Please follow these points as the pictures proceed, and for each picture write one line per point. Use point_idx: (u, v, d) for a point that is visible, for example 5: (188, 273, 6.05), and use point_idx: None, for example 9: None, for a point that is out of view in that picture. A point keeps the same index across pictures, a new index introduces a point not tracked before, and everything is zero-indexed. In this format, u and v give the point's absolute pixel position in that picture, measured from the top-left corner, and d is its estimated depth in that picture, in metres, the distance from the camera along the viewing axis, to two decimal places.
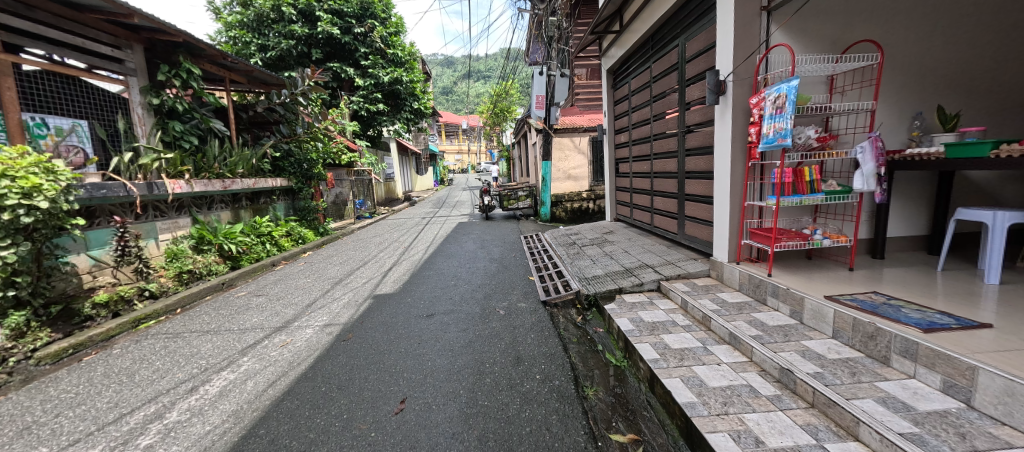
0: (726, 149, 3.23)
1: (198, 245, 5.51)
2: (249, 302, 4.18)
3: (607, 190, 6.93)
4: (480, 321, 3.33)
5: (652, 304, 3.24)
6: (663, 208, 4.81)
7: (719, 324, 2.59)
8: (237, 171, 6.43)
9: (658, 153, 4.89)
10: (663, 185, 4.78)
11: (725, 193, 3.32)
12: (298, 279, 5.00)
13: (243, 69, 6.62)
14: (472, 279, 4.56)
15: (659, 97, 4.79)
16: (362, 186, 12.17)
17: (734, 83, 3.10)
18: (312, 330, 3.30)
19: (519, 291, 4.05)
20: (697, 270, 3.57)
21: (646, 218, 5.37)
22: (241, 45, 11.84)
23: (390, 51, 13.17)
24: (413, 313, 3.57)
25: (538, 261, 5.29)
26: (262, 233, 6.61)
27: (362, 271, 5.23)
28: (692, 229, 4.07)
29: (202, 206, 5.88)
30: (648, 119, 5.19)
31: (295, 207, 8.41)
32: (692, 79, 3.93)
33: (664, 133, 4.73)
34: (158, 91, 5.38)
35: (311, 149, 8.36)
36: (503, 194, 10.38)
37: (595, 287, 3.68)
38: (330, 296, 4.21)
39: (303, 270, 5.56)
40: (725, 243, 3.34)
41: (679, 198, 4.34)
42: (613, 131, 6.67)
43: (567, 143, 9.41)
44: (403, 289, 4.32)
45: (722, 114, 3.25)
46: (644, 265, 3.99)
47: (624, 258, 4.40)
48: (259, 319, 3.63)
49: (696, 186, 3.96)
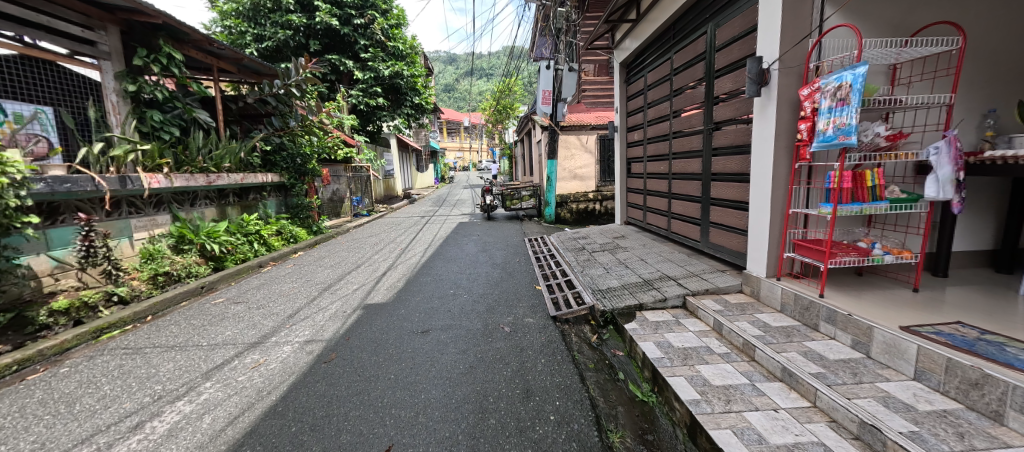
0: (768, 149, 2.81)
1: (178, 245, 5.12)
2: (225, 311, 3.76)
3: (617, 191, 6.51)
4: (482, 340, 2.92)
5: (679, 325, 2.83)
6: (683, 212, 4.39)
7: (767, 356, 2.18)
8: (223, 166, 6.03)
9: (679, 152, 4.46)
10: (683, 187, 4.36)
11: (765, 199, 2.90)
12: (283, 284, 4.59)
13: (232, 56, 6.20)
14: (473, 288, 4.14)
15: (681, 90, 4.38)
16: (359, 183, 11.75)
17: (780, 72, 2.68)
18: (290, 349, 2.88)
19: (525, 304, 3.64)
20: (728, 285, 3.15)
21: (663, 222, 4.97)
22: (236, 35, 11.44)
23: (390, 44, 12.77)
24: (407, 329, 3.16)
25: (544, 268, 4.88)
26: (249, 232, 6.21)
27: (354, 276, 4.82)
28: (719, 238, 3.66)
29: (184, 202, 5.49)
30: (667, 115, 4.77)
31: (287, 205, 8.02)
32: (724, 69, 3.51)
33: (685, 130, 4.31)
34: (135, 77, 4.90)
35: (304, 144, 7.94)
36: (507, 193, 9.93)
37: (611, 301, 3.27)
38: (316, 305, 3.80)
39: (291, 273, 5.14)
40: (764, 256, 2.92)
41: (703, 202, 3.93)
42: (625, 128, 6.25)
43: (575, 141, 8.94)
44: (396, 298, 3.91)
45: (764, 107, 2.83)
46: (665, 277, 3.58)
47: (641, 268, 3.98)
48: (233, 333, 3.22)
49: (725, 189, 3.54)
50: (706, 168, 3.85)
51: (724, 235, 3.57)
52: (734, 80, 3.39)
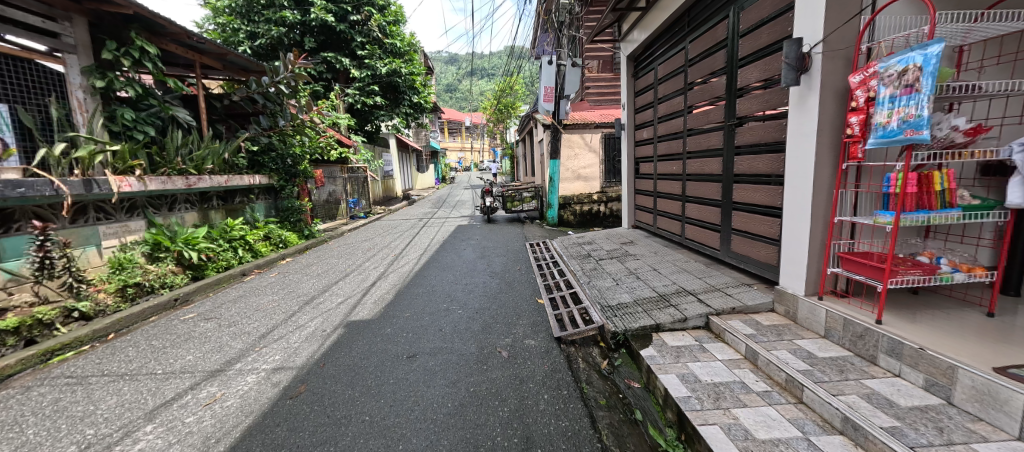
0: (808, 146, 2.41)
1: (153, 253, 4.76)
2: (193, 329, 3.39)
3: (624, 193, 6.10)
4: (476, 368, 2.53)
5: (704, 351, 2.43)
6: (699, 217, 4.00)
7: (821, 399, 1.77)
8: (204, 168, 5.67)
9: (694, 150, 4.06)
10: (700, 190, 3.95)
11: (804, 205, 2.49)
12: (262, 296, 4.20)
13: (215, 51, 5.86)
14: (469, 302, 3.75)
15: (697, 83, 3.97)
16: (355, 185, 11.38)
17: (824, 55, 2.28)
18: (253, 379, 2.49)
19: (526, 321, 3.26)
20: (757, 303, 2.76)
21: (676, 228, 4.55)
22: (228, 32, 11.12)
23: (388, 41, 12.41)
24: (391, 353, 2.77)
25: (547, 277, 4.49)
26: (233, 237, 5.84)
27: (340, 286, 4.45)
28: (744, 247, 3.26)
29: (161, 206, 5.13)
30: (680, 111, 4.36)
31: (277, 208, 7.66)
32: (750, 57, 3.10)
33: (702, 127, 3.90)
34: (105, 71, 4.54)
35: (295, 144, 7.47)
36: (508, 194, 9.47)
37: (624, 321, 2.88)
38: (293, 323, 3.41)
39: (273, 283, 4.77)
40: (803, 270, 2.52)
41: (724, 207, 3.52)
42: (632, 126, 5.85)
43: (578, 140, 8.54)
44: (383, 314, 3.52)
45: (803, 98, 2.43)
46: (682, 292, 3.19)
47: (654, 280, 3.59)
48: (194, 358, 2.83)
49: (751, 193, 3.14)
50: (727, 168, 3.45)
51: (750, 244, 3.17)
52: (763, 69, 2.98)
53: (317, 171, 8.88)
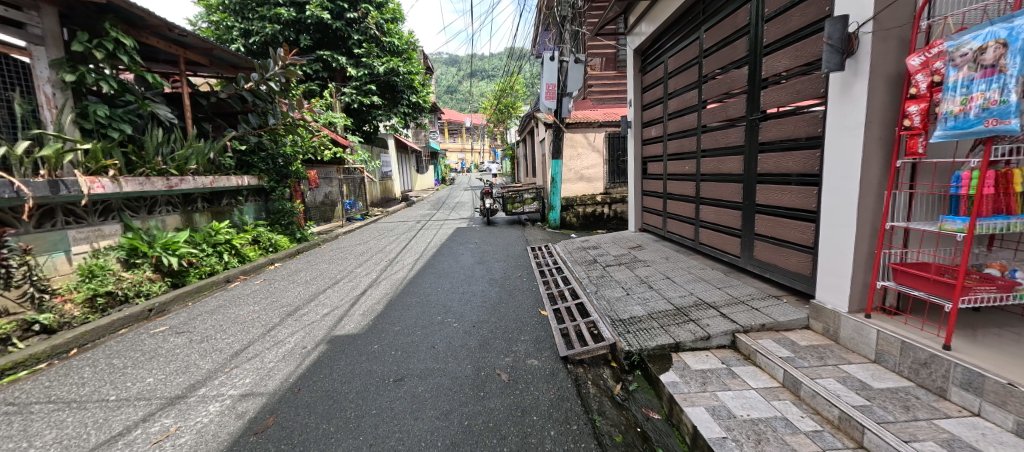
0: (855, 141, 2.08)
1: (129, 259, 4.46)
2: (161, 345, 3.08)
3: (631, 194, 5.78)
4: (471, 395, 2.21)
5: (734, 376, 2.12)
6: (716, 221, 3.67)
7: (890, 446, 1.45)
8: (187, 168, 5.36)
9: (710, 149, 3.74)
10: (717, 191, 3.63)
11: (847, 209, 2.17)
12: (243, 307, 3.88)
13: (200, 46, 5.57)
14: (466, 313, 3.44)
15: (714, 75, 3.65)
16: (352, 186, 11.06)
17: (875, 35, 1.96)
18: (216, 409, 2.17)
19: (529, 337, 2.94)
20: (790, 320, 2.44)
21: (689, 232, 4.23)
22: (222, 30, 10.87)
23: (385, 39, 12.11)
24: (376, 375, 2.46)
25: (550, 285, 4.18)
26: (218, 242, 5.53)
27: (328, 295, 4.14)
28: (770, 254, 2.94)
29: (139, 209, 4.82)
30: (694, 106, 4.04)
31: (268, 210, 7.36)
32: (779, 44, 2.78)
33: (719, 122, 3.58)
34: (76, 65, 4.24)
35: (285, 143, 7.25)
36: (508, 196, 9.13)
37: (639, 338, 2.56)
38: (272, 338, 3.10)
39: (257, 291, 4.45)
40: (846, 284, 2.20)
41: (746, 210, 3.21)
42: (639, 124, 5.54)
43: (580, 140, 8.23)
44: (371, 328, 3.21)
45: (848, 86, 2.11)
46: (702, 304, 2.88)
47: (668, 290, 3.27)
48: (155, 381, 2.52)
49: (778, 195, 2.83)
50: (750, 167, 3.13)
51: (778, 252, 2.85)
52: (793, 56, 2.66)
53: (311, 172, 8.59)
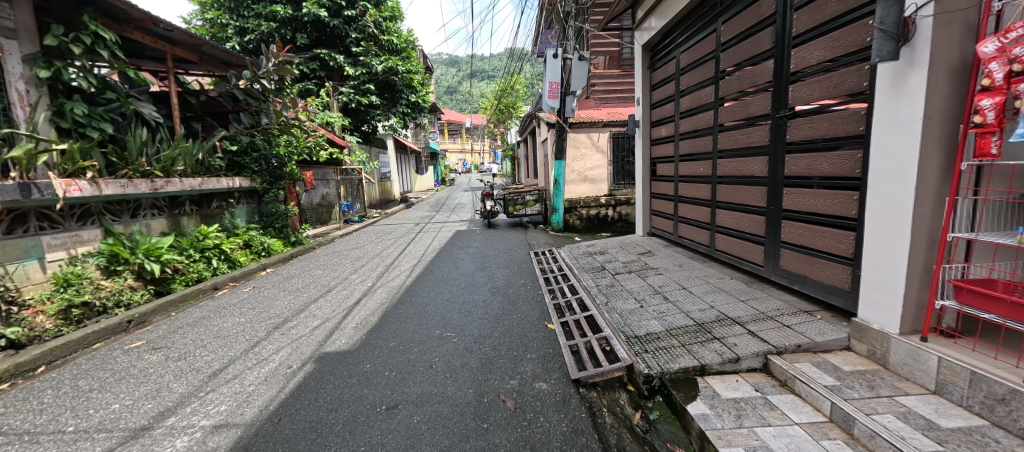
0: (910, 140, 1.83)
1: (109, 266, 4.20)
2: (133, 364, 2.82)
3: (638, 197, 5.52)
4: (473, 428, 1.96)
5: (772, 408, 1.86)
6: (735, 227, 3.42)
7: None
8: (174, 169, 5.12)
9: (728, 149, 3.49)
10: (737, 194, 3.38)
11: (898, 217, 1.92)
12: (227, 318, 3.62)
13: (188, 41, 5.32)
14: (467, 327, 3.18)
15: (733, 70, 3.40)
16: (349, 187, 10.80)
17: (937, 19, 1.70)
18: (183, 444, 1.91)
19: (535, 355, 2.69)
20: (829, 340, 2.19)
21: (704, 238, 3.98)
22: (217, 27, 10.61)
23: (384, 37, 11.85)
24: (366, 402, 2.20)
25: (556, 294, 3.92)
26: (206, 247, 5.27)
27: (320, 305, 3.89)
28: (799, 265, 2.68)
29: (121, 213, 4.57)
30: (710, 104, 3.79)
31: (261, 213, 7.10)
32: (812, 33, 2.53)
33: (739, 121, 3.33)
34: (51, 60, 3.99)
35: (280, 143, 6.90)
36: (509, 198, 8.83)
37: (659, 359, 2.30)
38: (255, 355, 2.84)
39: (245, 300, 4.19)
40: (897, 302, 1.94)
41: (771, 215, 2.95)
42: (648, 123, 5.29)
43: (584, 140, 7.97)
44: (364, 344, 2.95)
45: (902, 77, 1.86)
46: (726, 319, 2.63)
47: (686, 302, 3.01)
48: (121, 408, 2.27)
49: (810, 200, 2.57)
50: (776, 169, 2.88)
51: (809, 262, 2.59)
52: (828, 47, 2.41)
53: (306, 173, 8.34)
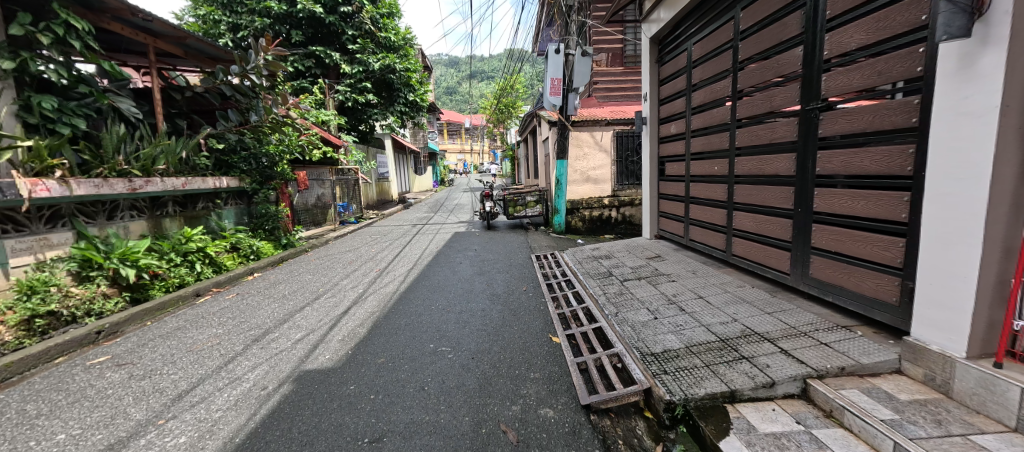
0: (982, 132, 1.56)
1: (81, 272, 3.92)
2: (92, 383, 2.53)
3: (645, 198, 5.24)
4: None
5: (820, 447, 1.57)
6: (756, 230, 3.15)
7: None
8: (154, 168, 4.85)
9: (748, 146, 3.21)
10: (757, 195, 3.11)
11: (966, 223, 1.64)
12: (203, 330, 3.33)
13: (171, 33, 5.04)
14: (463, 341, 2.90)
15: (754, 60, 3.13)
16: (345, 187, 10.52)
17: None
18: None
19: (540, 375, 2.40)
20: (876, 362, 1.91)
21: (718, 242, 3.70)
22: (209, 24, 10.32)
23: (381, 34, 11.58)
24: (347, 433, 1.91)
25: (560, 302, 3.65)
26: (189, 250, 4.98)
27: (306, 314, 3.60)
28: (834, 274, 2.40)
29: (95, 215, 4.29)
30: (727, 98, 3.52)
31: (251, 214, 6.81)
32: (851, 15, 2.25)
33: (761, 115, 3.05)
34: (17, 51, 3.70)
35: (270, 142, 6.68)
36: (509, 198, 8.55)
37: (682, 382, 2.02)
38: (228, 374, 2.56)
39: (226, 309, 3.89)
40: (964, 321, 1.67)
41: (799, 219, 2.68)
42: (656, 120, 5.01)
43: (587, 139, 7.69)
44: (350, 360, 2.67)
45: (970, 59, 1.59)
46: (752, 335, 2.36)
47: (705, 314, 2.74)
48: (67, 439, 1.98)
49: (848, 202, 2.29)
50: (806, 167, 2.60)
51: (846, 271, 2.32)
52: (872, 29, 2.14)
53: (299, 173, 8.06)
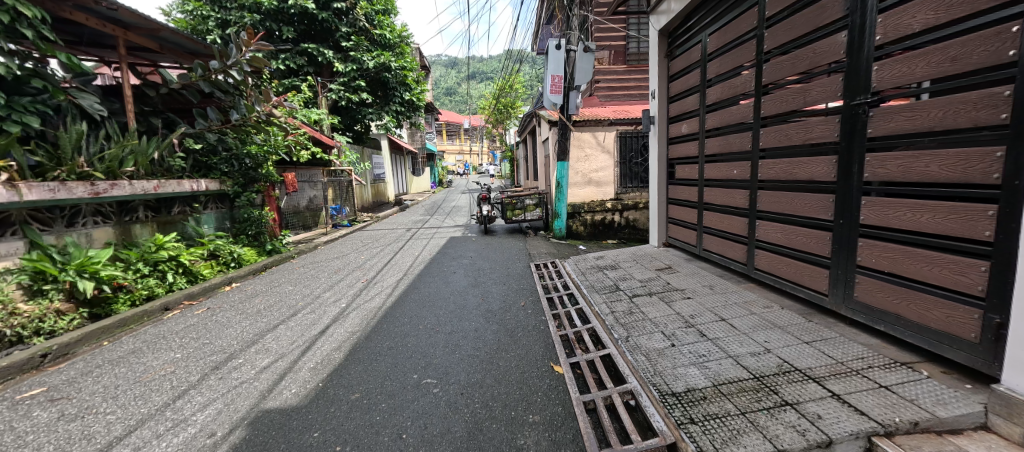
0: None
1: (33, 286, 3.55)
2: (12, 426, 2.14)
3: (652, 203, 4.87)
4: None
5: None
6: (785, 243, 2.78)
7: None
8: (122, 170, 4.47)
9: (776, 146, 2.85)
10: (787, 204, 2.74)
11: None
12: (161, 354, 2.95)
13: (143, 25, 4.66)
14: (451, 371, 2.52)
15: (783, 50, 2.76)
16: (339, 189, 10.14)
17: None
18: None
19: (541, 418, 2.03)
20: (956, 416, 1.54)
21: (738, 254, 3.34)
22: (196, 19, 9.93)
23: (376, 32, 11.21)
24: None
25: (562, 321, 3.26)
26: (160, 259, 4.60)
27: (277, 335, 3.21)
28: (889, 299, 2.05)
29: (52, 221, 3.91)
30: (749, 93, 3.15)
31: (233, 218, 6.41)
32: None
33: (793, 111, 2.68)
34: None
35: (254, 142, 6.18)
36: (507, 201, 8.20)
37: (714, 438, 1.64)
38: (173, 414, 2.17)
39: (192, 327, 3.49)
40: None
41: (841, 232, 2.31)
42: (665, 119, 4.64)
43: (589, 139, 7.33)
44: (318, 396, 2.29)
45: None
46: (793, 372, 1.98)
47: (731, 341, 2.36)
48: None
49: (910, 214, 1.93)
50: (851, 172, 2.23)
51: (905, 298, 1.96)
52: (943, 7, 1.79)
53: (288, 175, 7.69)
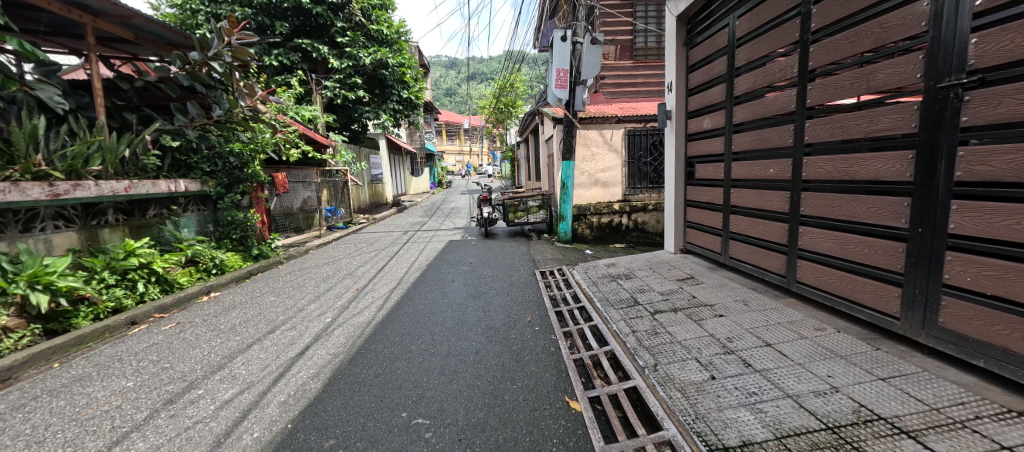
0: None
1: None
2: None
3: (668, 205, 4.45)
4: None
5: None
6: (839, 254, 2.38)
7: None
8: (87, 170, 4.07)
9: (826, 141, 2.45)
10: (843, 209, 2.34)
11: None
12: (110, 382, 2.53)
13: (113, 11, 4.23)
14: (446, 408, 2.10)
15: (839, 27, 2.36)
16: (333, 190, 9.66)
17: None
18: None
19: None
20: None
21: (776, 264, 2.93)
22: (185, 14, 9.52)
23: (372, 27, 10.78)
24: None
25: (575, 342, 2.84)
26: (130, 267, 4.17)
27: (247, 358, 2.79)
28: (992, 329, 1.66)
29: (4, 226, 3.51)
30: (789, 82, 2.76)
31: (217, 221, 6.01)
32: None
33: (850, 100, 2.28)
34: None
35: (237, 138, 5.73)
36: (509, 203, 7.78)
37: None
38: None
39: (155, 347, 3.08)
40: None
41: (920, 243, 1.91)
42: (683, 114, 4.22)
43: (595, 137, 6.93)
44: (283, 444, 1.87)
45: None
46: (877, 422, 1.57)
47: (785, 375, 1.95)
48: None
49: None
50: (937, 171, 1.83)
51: (1017, 328, 1.58)
52: None
53: (279, 175, 7.25)
